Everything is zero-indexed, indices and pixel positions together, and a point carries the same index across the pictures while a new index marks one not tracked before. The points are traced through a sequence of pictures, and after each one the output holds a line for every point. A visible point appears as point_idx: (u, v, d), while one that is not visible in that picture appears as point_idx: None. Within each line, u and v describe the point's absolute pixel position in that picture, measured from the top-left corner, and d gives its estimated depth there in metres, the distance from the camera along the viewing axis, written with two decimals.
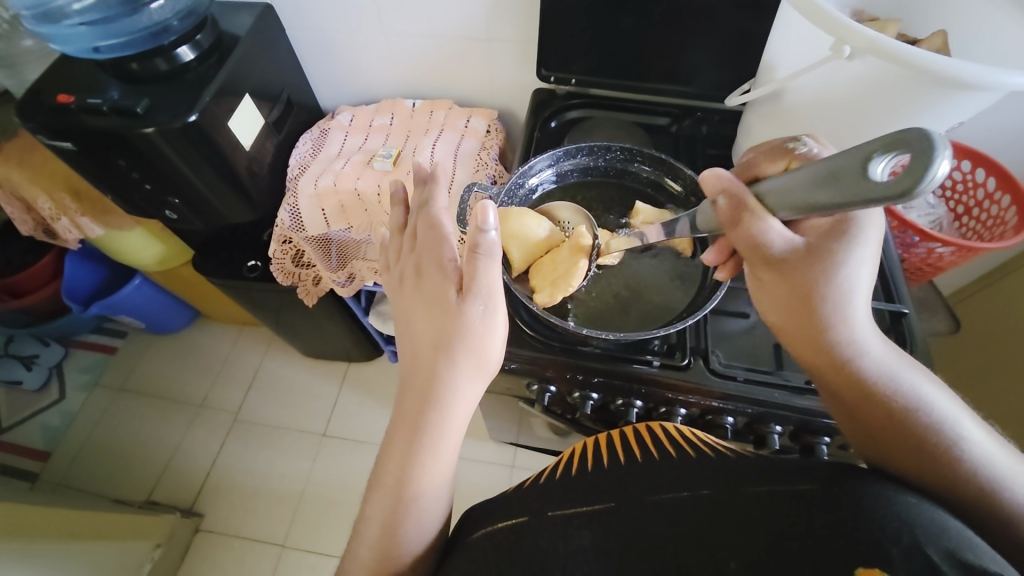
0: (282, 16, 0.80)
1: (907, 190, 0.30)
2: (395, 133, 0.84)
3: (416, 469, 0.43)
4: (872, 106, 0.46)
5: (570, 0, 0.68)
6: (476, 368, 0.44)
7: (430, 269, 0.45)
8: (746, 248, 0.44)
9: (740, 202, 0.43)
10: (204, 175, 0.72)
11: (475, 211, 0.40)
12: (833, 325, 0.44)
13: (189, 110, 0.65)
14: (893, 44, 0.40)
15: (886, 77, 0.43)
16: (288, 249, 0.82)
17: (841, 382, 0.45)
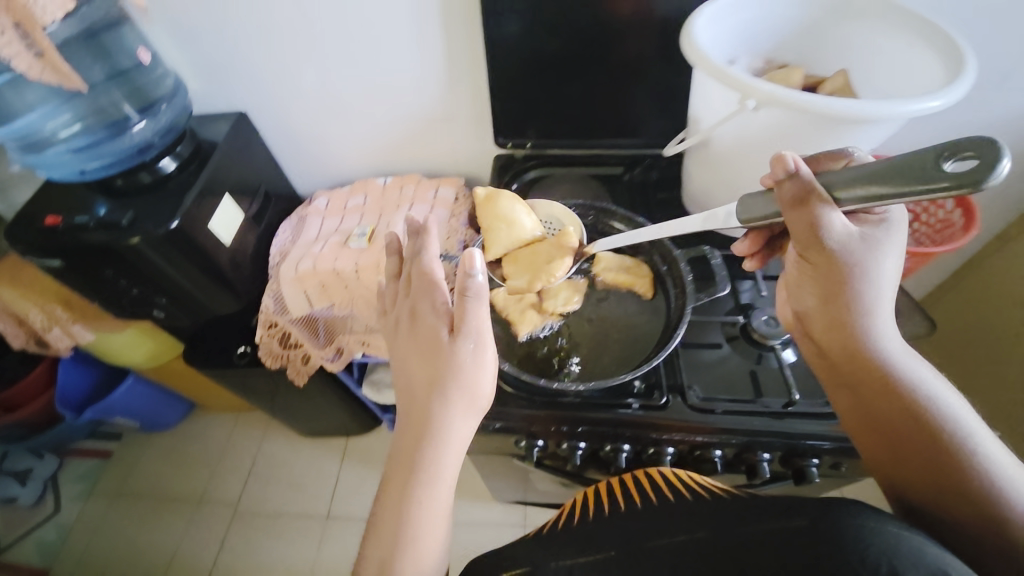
0: (256, 120, 0.87)
1: (986, 180, 0.35)
2: (368, 212, 0.88)
3: (414, 510, 0.43)
4: (788, 146, 0.51)
5: (514, 78, 0.75)
6: (469, 406, 0.46)
7: (424, 314, 0.47)
8: (800, 231, 0.44)
9: (806, 185, 0.43)
10: (190, 274, 0.75)
11: (465, 257, 0.43)
12: (859, 317, 0.45)
13: (171, 217, 0.70)
14: (790, 95, 0.45)
15: (793, 121, 0.48)
16: (275, 333, 0.84)
17: (863, 376, 0.46)
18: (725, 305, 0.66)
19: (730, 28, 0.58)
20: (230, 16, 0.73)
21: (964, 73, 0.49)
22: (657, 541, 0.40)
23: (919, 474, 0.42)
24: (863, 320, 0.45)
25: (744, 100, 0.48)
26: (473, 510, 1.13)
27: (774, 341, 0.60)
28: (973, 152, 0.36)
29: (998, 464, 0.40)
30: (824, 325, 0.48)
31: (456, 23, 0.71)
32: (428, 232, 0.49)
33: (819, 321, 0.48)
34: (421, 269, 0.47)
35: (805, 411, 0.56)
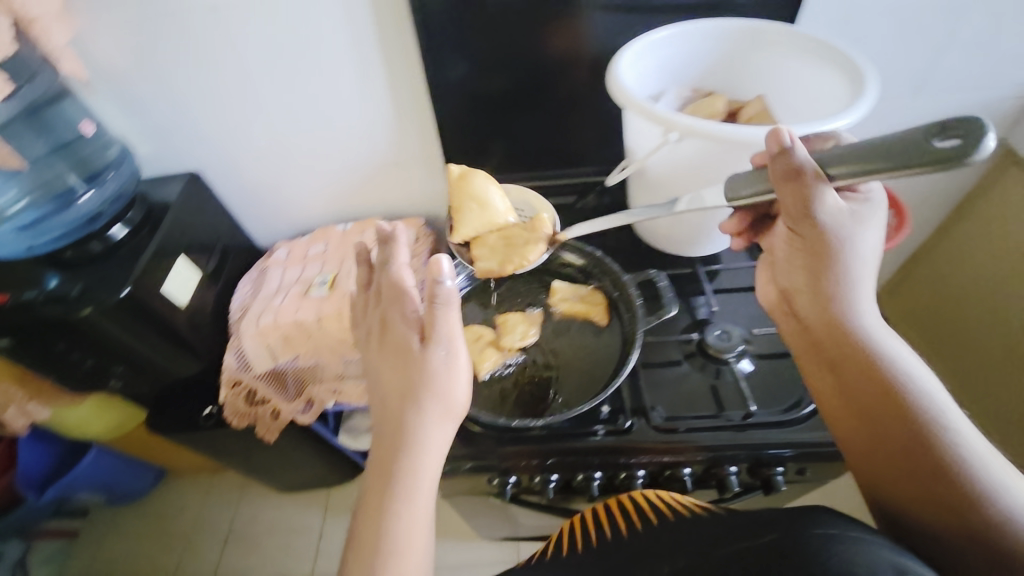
0: (209, 178, 0.86)
1: (972, 154, 0.38)
2: (330, 260, 0.87)
3: (393, 522, 0.44)
4: (713, 172, 0.54)
5: (461, 120, 0.78)
6: (444, 411, 0.47)
7: (396, 323, 0.49)
8: (793, 204, 0.47)
9: (795, 161, 0.45)
10: (147, 339, 0.73)
11: (432, 263, 0.45)
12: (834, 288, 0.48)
13: (122, 284, 0.69)
14: (705, 125, 0.49)
15: (714, 149, 0.52)
16: (240, 390, 0.83)
17: (839, 348, 0.47)
18: (682, 322, 0.68)
19: (652, 66, 0.62)
20: (173, 83, 0.73)
21: (866, 89, 0.52)
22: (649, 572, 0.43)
23: (891, 452, 0.43)
24: (839, 291, 0.48)
25: (668, 133, 0.52)
26: (464, 551, 1.11)
27: (729, 355, 0.62)
28: (961, 129, 0.39)
29: (964, 438, 0.41)
30: (806, 296, 0.50)
31: (400, 73, 0.74)
32: (396, 241, 0.50)
33: (800, 292, 0.50)
34: (389, 279, 0.49)
35: (765, 420, 0.57)
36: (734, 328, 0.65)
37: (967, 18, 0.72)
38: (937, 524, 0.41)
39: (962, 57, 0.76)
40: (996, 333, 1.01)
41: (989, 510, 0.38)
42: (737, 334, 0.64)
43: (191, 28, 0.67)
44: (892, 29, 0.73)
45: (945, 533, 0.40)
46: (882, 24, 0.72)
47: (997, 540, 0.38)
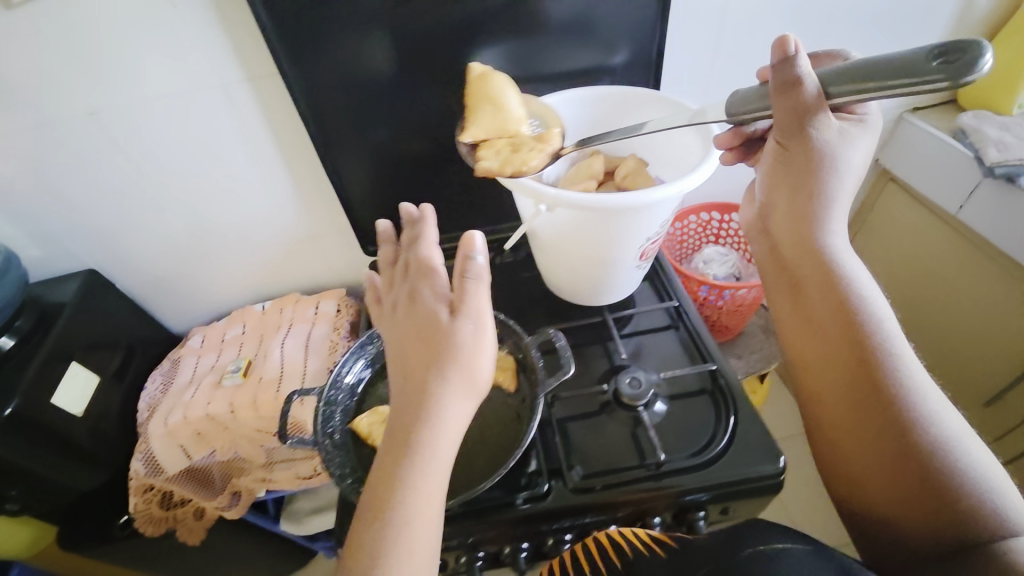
0: (110, 273, 0.82)
1: (967, 73, 0.39)
2: (248, 341, 0.84)
3: (406, 489, 0.43)
4: (593, 234, 0.57)
5: (366, 194, 0.80)
6: (466, 386, 0.45)
7: (423, 296, 0.48)
8: (784, 117, 0.47)
9: (797, 75, 0.46)
10: (40, 460, 0.67)
11: (465, 238, 0.44)
12: (808, 217, 0.50)
13: (4, 403, 0.63)
14: (567, 195, 0.52)
15: (583, 218, 0.54)
16: (153, 496, 0.77)
17: (810, 275, 0.50)
18: (595, 373, 0.69)
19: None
20: (58, 186, 0.70)
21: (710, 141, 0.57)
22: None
23: (847, 382, 0.47)
24: (814, 220, 0.50)
25: (538, 204, 0.55)
26: None
27: (641, 402, 0.63)
28: (958, 50, 0.40)
29: (912, 369, 0.45)
30: (786, 223, 0.52)
31: (297, 157, 0.75)
32: (425, 220, 0.50)
33: (780, 217, 0.52)
34: (420, 257, 0.49)
35: (677, 466, 0.58)
36: (643, 373, 0.66)
37: None
38: (876, 451, 0.45)
39: None
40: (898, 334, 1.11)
41: (921, 438, 0.43)
42: (646, 379, 0.65)
43: (68, 133, 0.65)
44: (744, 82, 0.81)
45: (889, 460, 0.44)
46: (733, 79, 0.81)
47: (933, 461, 0.42)
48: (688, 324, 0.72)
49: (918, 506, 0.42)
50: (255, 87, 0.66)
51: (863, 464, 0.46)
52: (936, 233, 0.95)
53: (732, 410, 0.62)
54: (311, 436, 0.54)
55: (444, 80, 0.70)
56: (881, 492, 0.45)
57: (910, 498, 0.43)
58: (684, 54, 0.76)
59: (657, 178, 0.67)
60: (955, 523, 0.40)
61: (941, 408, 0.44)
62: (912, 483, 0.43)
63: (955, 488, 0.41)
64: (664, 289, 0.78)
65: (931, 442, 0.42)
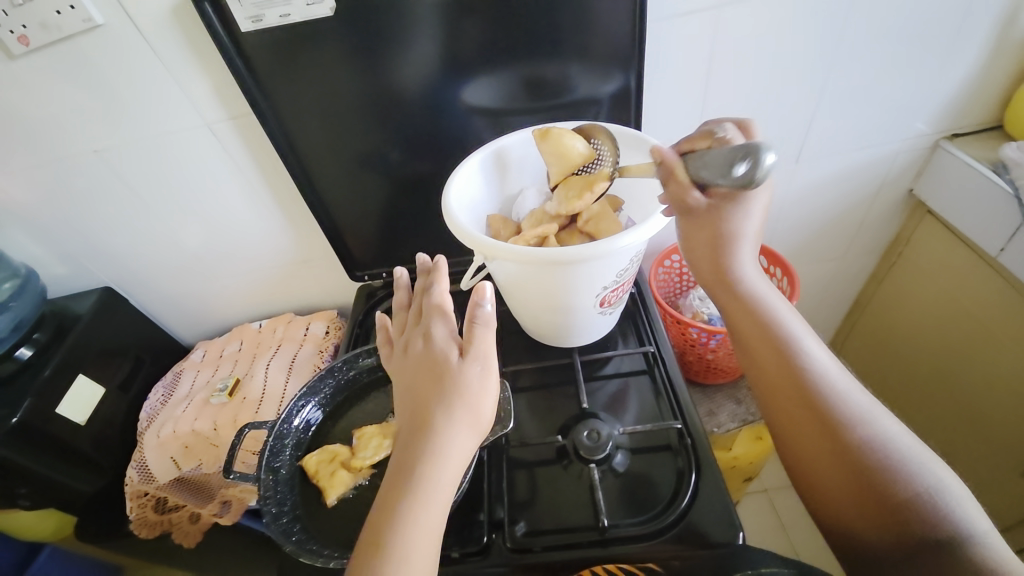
0: (123, 290, 0.89)
1: (744, 183, 0.44)
2: (242, 359, 0.89)
3: (409, 523, 0.41)
4: (540, 282, 0.55)
5: (350, 223, 0.82)
6: (472, 423, 0.44)
7: (436, 337, 0.48)
8: (675, 204, 0.51)
9: (671, 172, 0.50)
10: (45, 463, 0.74)
11: (476, 287, 0.46)
12: (726, 255, 0.52)
13: (13, 411, 0.70)
14: (507, 249, 0.51)
15: (526, 269, 0.54)
16: (147, 501, 0.83)
17: (734, 306, 0.52)
18: (559, 419, 0.66)
19: (491, 182, 0.66)
20: (72, 213, 0.77)
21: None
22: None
23: (788, 404, 0.48)
24: (728, 260, 0.52)
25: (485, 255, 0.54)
26: None
27: (597, 457, 0.59)
28: (751, 156, 0.44)
29: (841, 380, 0.48)
30: (708, 266, 0.53)
31: (281, 190, 0.78)
32: (438, 269, 0.50)
33: (702, 263, 0.54)
34: (430, 301, 0.50)
35: (624, 533, 0.54)
36: (603, 424, 0.62)
37: (820, 95, 0.74)
38: (825, 465, 0.45)
39: (831, 123, 0.78)
40: (938, 381, 1.01)
41: (863, 448, 0.44)
42: (605, 432, 0.61)
43: (78, 168, 0.71)
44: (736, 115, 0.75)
45: (836, 473, 0.45)
46: (727, 114, 0.75)
47: (877, 474, 0.43)
48: (664, 371, 0.68)
49: (876, 518, 0.43)
50: (238, 125, 0.69)
51: (819, 481, 0.46)
52: (976, 275, 0.86)
53: (694, 472, 0.57)
54: (254, 472, 0.56)
55: (415, 117, 0.70)
56: (840, 506, 0.45)
57: (868, 511, 0.43)
58: (672, 88, 0.72)
59: (628, 219, 0.64)
60: (910, 525, 0.41)
61: (877, 415, 0.46)
62: (863, 494, 0.43)
63: (900, 491, 0.42)
64: (644, 331, 0.74)
65: (870, 450, 0.44)
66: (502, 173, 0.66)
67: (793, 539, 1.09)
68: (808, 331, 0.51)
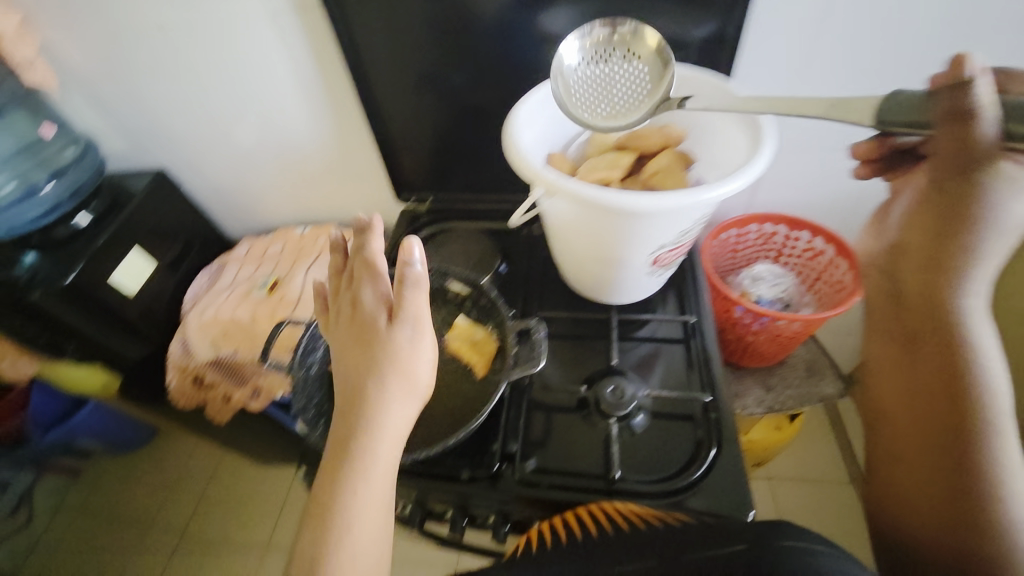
0: (176, 175, 0.91)
1: None
2: (283, 260, 0.91)
3: (346, 494, 0.43)
4: (598, 229, 0.52)
5: (401, 140, 0.79)
6: (407, 388, 0.48)
7: (365, 301, 0.52)
8: (948, 153, 0.35)
9: (968, 105, 0.34)
10: (94, 326, 0.79)
11: (404, 247, 0.48)
12: (967, 235, 0.35)
13: (66, 273, 0.74)
14: (571, 185, 0.48)
15: (589, 213, 0.50)
16: (187, 375, 0.89)
17: (920, 317, 0.39)
18: (584, 371, 0.65)
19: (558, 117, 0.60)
20: (132, 88, 0.77)
21: (761, 149, 0.49)
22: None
23: (923, 443, 0.40)
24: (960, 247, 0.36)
25: (538, 188, 0.51)
26: (409, 553, 1.17)
27: (618, 412, 0.59)
28: None
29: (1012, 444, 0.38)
30: (914, 248, 0.38)
31: (338, 95, 0.76)
32: (371, 230, 0.54)
33: (909, 242, 0.38)
34: (363, 261, 0.53)
35: (632, 489, 0.55)
36: (630, 383, 0.61)
37: None
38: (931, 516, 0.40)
39: None
40: None
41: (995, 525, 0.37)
42: (630, 391, 0.60)
43: (139, 42, 0.70)
44: (843, 76, 0.66)
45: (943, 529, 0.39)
46: (832, 78, 0.67)
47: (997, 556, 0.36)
48: (702, 344, 0.65)
49: None
50: (300, 16, 0.66)
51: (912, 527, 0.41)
52: None
53: (714, 448, 0.56)
54: (289, 364, 0.59)
55: (487, 36, 0.65)
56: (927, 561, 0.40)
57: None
58: (778, 38, 0.64)
59: (698, 180, 0.59)
60: None
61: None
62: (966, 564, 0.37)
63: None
64: (688, 298, 0.71)
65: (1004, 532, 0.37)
66: None
67: (824, 520, 1.10)
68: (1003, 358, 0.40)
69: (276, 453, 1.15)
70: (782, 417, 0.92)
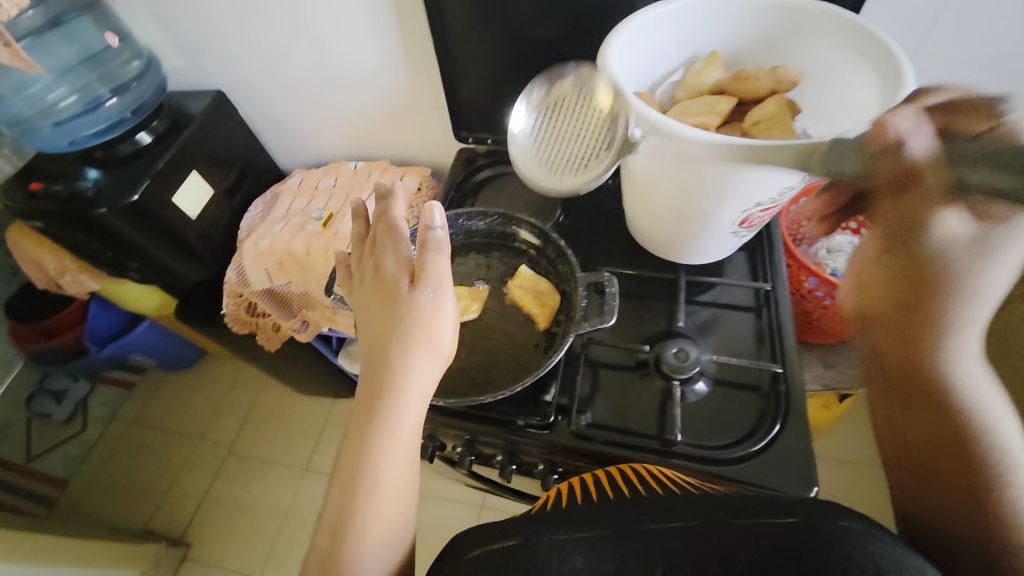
0: (234, 97, 0.89)
1: None
2: (336, 194, 0.90)
3: (374, 451, 0.47)
4: (695, 180, 0.48)
5: (468, 72, 0.74)
6: (430, 350, 0.49)
7: (388, 267, 0.53)
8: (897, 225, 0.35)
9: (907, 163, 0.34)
10: (157, 246, 0.81)
11: (424, 210, 0.48)
12: (935, 303, 0.34)
13: (133, 190, 0.75)
14: (674, 125, 0.44)
15: (685, 159, 0.46)
16: (241, 302, 0.91)
17: (909, 388, 0.37)
18: (646, 330, 0.63)
19: (653, 53, 0.54)
20: None
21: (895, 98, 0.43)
22: (566, 537, 0.42)
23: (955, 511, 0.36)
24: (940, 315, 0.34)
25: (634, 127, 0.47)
26: (438, 486, 1.24)
27: (681, 375, 0.57)
28: None
29: None
30: (892, 318, 0.36)
31: (408, 18, 0.71)
32: (394, 196, 0.55)
33: (881, 321, 0.37)
34: (385, 226, 0.54)
35: (690, 452, 0.54)
36: (694, 347, 0.59)
37: None
38: None
39: None
40: None
41: None
42: (694, 354, 0.58)
43: None
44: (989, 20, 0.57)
45: None
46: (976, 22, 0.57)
47: None
48: (774, 313, 0.62)
49: None
50: None
51: None
52: None
53: (779, 417, 0.55)
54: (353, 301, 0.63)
55: None
56: None
57: None
58: None
59: (802, 131, 0.54)
60: None
61: None
62: None
63: None
64: (762, 265, 0.67)
65: None
66: (668, 42, 0.54)
67: (852, 498, 1.10)
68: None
69: (318, 383, 1.20)
70: (833, 396, 0.88)
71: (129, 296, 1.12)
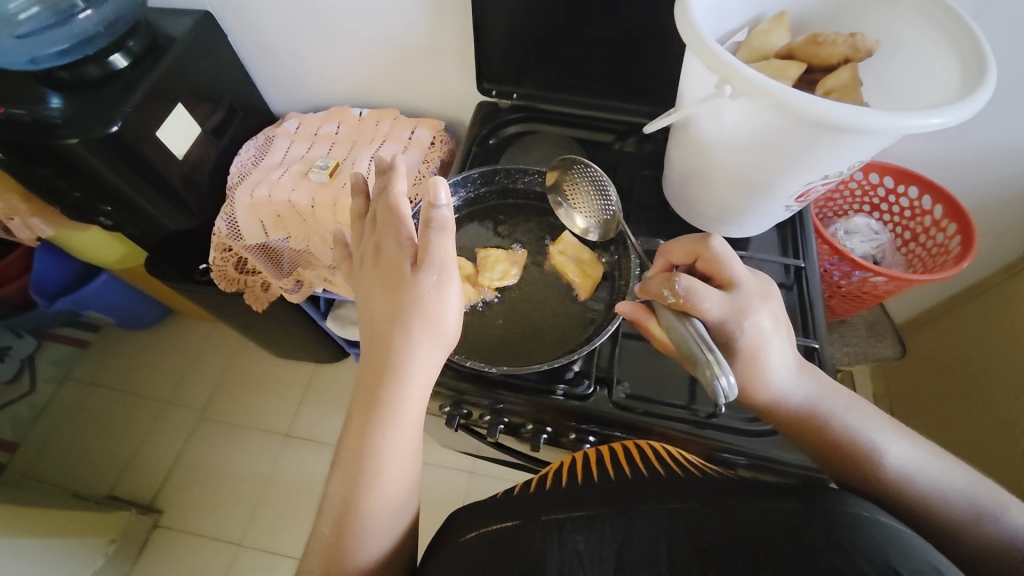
0: (222, 20, 0.79)
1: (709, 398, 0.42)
2: (339, 143, 0.82)
3: (378, 440, 0.45)
4: (770, 146, 0.47)
5: (500, 13, 0.67)
6: (434, 337, 0.46)
7: (391, 246, 0.47)
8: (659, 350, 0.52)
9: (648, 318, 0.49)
10: (135, 186, 0.72)
11: (428, 185, 0.42)
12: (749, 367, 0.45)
13: (110, 119, 0.65)
14: (766, 82, 0.41)
15: (765, 121, 0.44)
16: (230, 257, 0.83)
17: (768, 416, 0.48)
18: None
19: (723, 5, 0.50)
20: None
21: (982, 79, 0.42)
22: (565, 517, 0.42)
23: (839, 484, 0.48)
24: (758, 370, 0.45)
25: (722, 84, 0.44)
26: (429, 452, 1.22)
27: None
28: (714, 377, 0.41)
29: (904, 459, 0.45)
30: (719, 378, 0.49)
31: None
32: (396, 171, 0.48)
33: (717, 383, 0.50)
34: (386, 204, 0.47)
35: (729, 425, 0.54)
36: None
37: None
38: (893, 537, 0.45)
39: None
40: None
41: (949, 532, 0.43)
42: None
43: None
44: None
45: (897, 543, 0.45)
46: None
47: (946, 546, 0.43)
48: (804, 288, 0.62)
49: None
50: None
51: None
52: None
53: None
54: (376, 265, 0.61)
55: None
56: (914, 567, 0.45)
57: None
58: None
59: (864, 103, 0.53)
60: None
61: (955, 491, 0.44)
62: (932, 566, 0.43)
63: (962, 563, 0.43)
64: (794, 243, 0.66)
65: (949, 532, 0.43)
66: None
67: None
68: (810, 380, 0.48)
69: (304, 346, 1.13)
70: None
71: (90, 244, 1.00)
